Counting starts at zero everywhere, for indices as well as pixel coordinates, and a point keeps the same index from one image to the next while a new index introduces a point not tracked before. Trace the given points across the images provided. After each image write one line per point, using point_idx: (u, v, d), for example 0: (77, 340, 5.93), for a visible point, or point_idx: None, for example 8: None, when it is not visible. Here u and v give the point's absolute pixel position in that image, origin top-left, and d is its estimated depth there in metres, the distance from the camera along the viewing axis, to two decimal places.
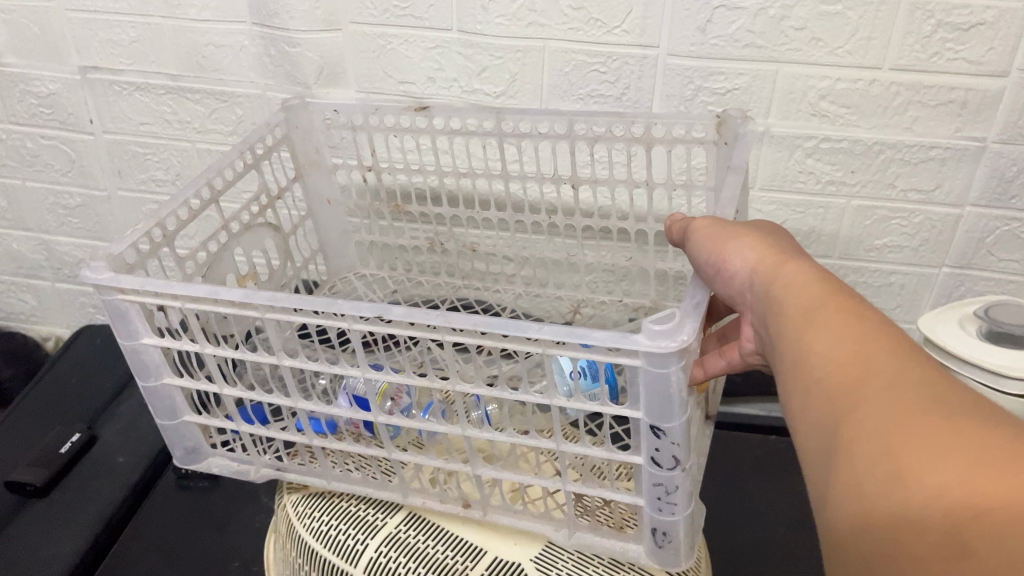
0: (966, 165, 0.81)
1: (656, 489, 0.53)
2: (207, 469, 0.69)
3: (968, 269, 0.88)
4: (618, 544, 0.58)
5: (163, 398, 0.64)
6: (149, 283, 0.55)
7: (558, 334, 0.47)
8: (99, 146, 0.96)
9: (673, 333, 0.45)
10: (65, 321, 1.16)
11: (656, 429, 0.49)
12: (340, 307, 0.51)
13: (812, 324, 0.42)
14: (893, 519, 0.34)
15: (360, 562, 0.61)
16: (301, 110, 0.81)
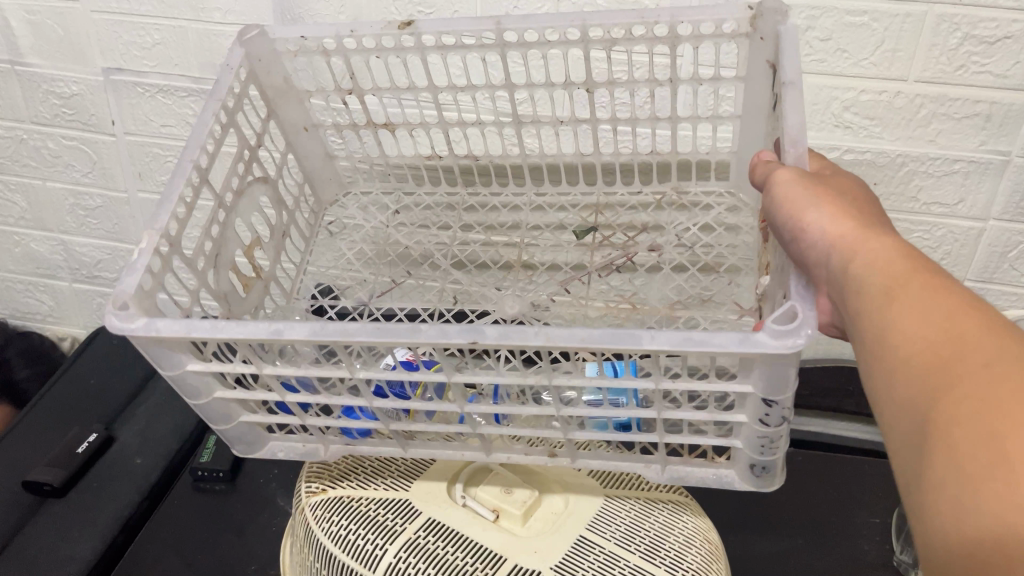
0: (990, 179, 0.80)
1: (760, 438, 0.55)
2: (270, 456, 0.68)
3: (989, 282, 0.89)
4: (712, 473, 0.61)
5: (218, 410, 0.62)
6: (194, 326, 0.52)
7: (679, 343, 0.47)
8: (121, 148, 0.96)
9: (794, 333, 0.46)
10: (83, 321, 1.17)
11: (768, 402, 0.51)
12: (426, 334, 0.50)
13: (899, 297, 0.41)
14: (994, 501, 0.32)
15: (379, 567, 0.61)
16: (262, 39, 0.73)
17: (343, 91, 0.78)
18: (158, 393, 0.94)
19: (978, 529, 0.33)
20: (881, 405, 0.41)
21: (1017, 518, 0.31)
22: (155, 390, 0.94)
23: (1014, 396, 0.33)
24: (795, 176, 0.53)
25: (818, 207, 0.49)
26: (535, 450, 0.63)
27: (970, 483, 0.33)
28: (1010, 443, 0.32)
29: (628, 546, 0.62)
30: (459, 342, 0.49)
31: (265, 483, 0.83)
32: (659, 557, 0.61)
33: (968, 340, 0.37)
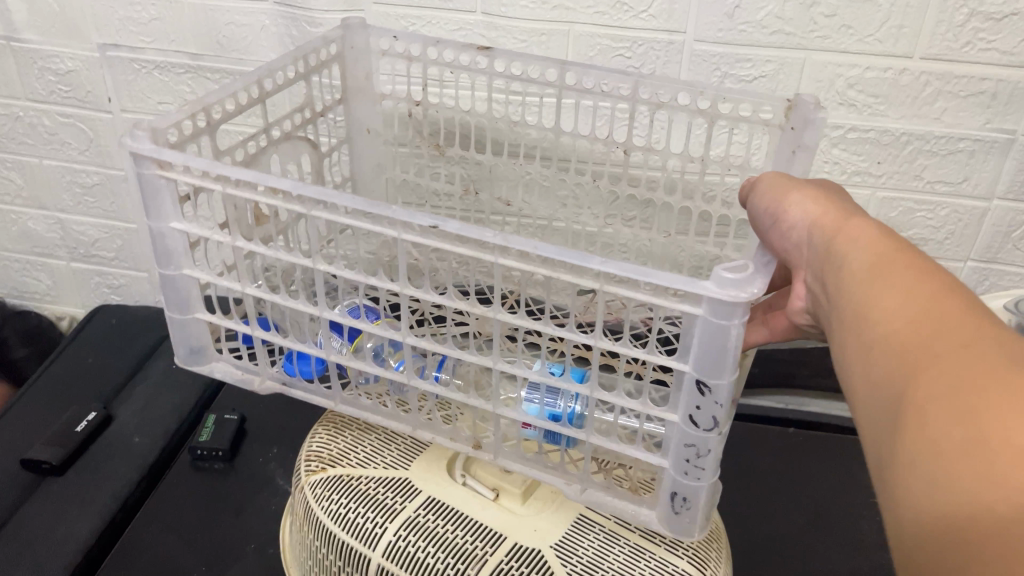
0: (995, 158, 0.79)
1: (687, 450, 0.53)
2: (209, 372, 0.68)
3: (993, 263, 0.87)
4: (631, 506, 0.59)
5: (181, 288, 0.63)
6: (191, 161, 0.55)
7: (627, 269, 0.46)
8: (117, 125, 0.95)
9: (744, 283, 0.45)
10: (80, 300, 1.15)
11: (700, 385, 0.49)
12: (395, 210, 0.51)
13: (878, 279, 0.40)
14: (972, 477, 0.31)
15: (379, 546, 0.61)
16: (360, 30, 0.77)
17: (412, 102, 0.80)
18: (155, 374, 0.93)
19: (955, 508, 0.32)
20: (857, 389, 0.40)
21: (992, 494, 0.30)
22: (152, 371, 0.94)
23: (991, 371, 0.33)
24: (779, 175, 0.53)
25: (796, 201, 0.49)
26: (461, 439, 0.62)
27: (947, 461, 0.32)
28: (988, 418, 0.32)
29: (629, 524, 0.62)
30: (422, 223, 0.50)
31: (263, 463, 0.83)
32: (660, 536, 0.61)
33: (943, 319, 0.36)
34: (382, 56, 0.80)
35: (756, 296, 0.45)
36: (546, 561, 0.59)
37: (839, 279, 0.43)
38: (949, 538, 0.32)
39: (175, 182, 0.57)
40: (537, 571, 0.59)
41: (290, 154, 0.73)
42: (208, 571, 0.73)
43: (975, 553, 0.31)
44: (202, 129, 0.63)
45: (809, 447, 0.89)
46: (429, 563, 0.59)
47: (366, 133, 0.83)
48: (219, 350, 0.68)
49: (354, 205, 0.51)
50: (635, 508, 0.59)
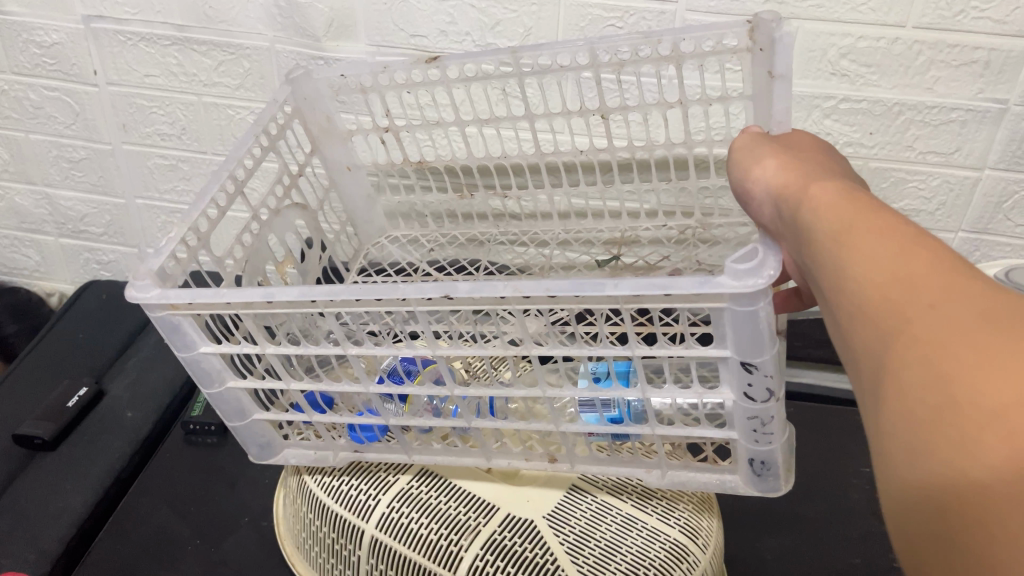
0: (987, 128, 0.79)
1: (751, 422, 0.53)
2: (285, 461, 0.67)
3: (984, 233, 0.87)
4: (715, 476, 0.60)
5: (230, 401, 0.62)
6: (199, 294, 0.53)
7: (647, 286, 0.46)
8: (104, 98, 0.94)
9: (759, 268, 0.45)
10: (71, 276, 1.15)
11: (747, 364, 0.49)
12: (403, 292, 0.50)
13: (840, 240, 0.39)
14: (946, 444, 0.31)
15: (372, 517, 0.61)
16: (306, 81, 0.77)
17: (380, 129, 0.81)
18: (147, 349, 0.93)
19: (936, 478, 0.31)
20: (847, 359, 0.39)
21: (965, 461, 0.30)
22: (144, 347, 0.94)
23: (956, 335, 0.32)
24: (746, 142, 0.53)
25: (766, 168, 0.49)
26: (535, 455, 0.62)
27: (926, 431, 0.32)
28: (957, 386, 0.31)
29: (620, 494, 0.62)
30: (436, 298, 0.49)
31: None
32: (651, 505, 0.61)
33: (902, 280, 0.35)
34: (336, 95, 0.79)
35: (773, 278, 0.44)
36: (537, 531, 0.59)
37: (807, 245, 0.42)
38: (933, 508, 0.32)
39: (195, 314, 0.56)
40: (530, 540, 0.59)
41: (285, 226, 0.76)
42: (203, 542, 0.73)
43: (960, 520, 0.31)
44: (196, 247, 0.63)
45: (800, 417, 0.90)
46: (423, 534, 0.59)
47: (350, 170, 0.85)
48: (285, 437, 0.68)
49: (364, 295, 0.50)
50: (720, 476, 0.59)
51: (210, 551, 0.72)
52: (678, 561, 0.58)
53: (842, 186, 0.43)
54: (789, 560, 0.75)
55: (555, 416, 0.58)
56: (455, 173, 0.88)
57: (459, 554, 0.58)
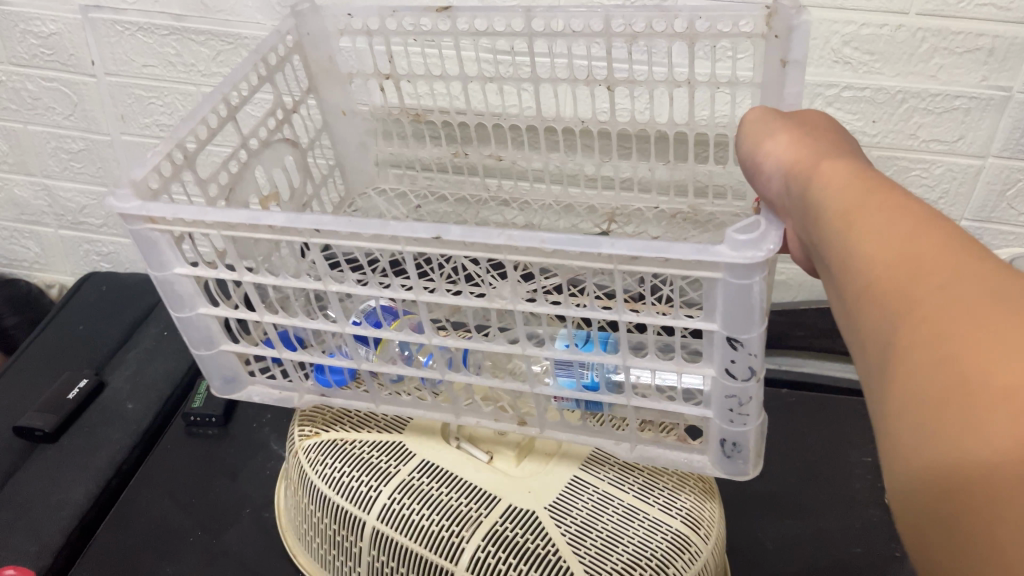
0: (990, 116, 0.78)
1: (728, 401, 0.53)
2: (247, 397, 0.70)
3: (987, 222, 0.86)
4: (682, 454, 0.60)
5: (198, 328, 0.63)
6: (179, 211, 0.53)
7: (643, 248, 0.46)
8: (102, 89, 0.93)
9: (758, 243, 0.44)
10: (70, 268, 1.14)
11: (733, 341, 0.49)
12: (393, 229, 0.50)
13: (849, 218, 0.39)
14: (951, 425, 0.31)
15: (373, 509, 0.61)
16: (313, 16, 0.76)
17: (382, 75, 0.80)
18: (148, 340, 0.93)
19: (939, 459, 0.31)
20: (851, 338, 0.39)
21: (970, 442, 0.30)
22: (144, 338, 0.94)
23: (967, 312, 0.32)
24: (761, 114, 0.52)
25: (778, 144, 0.48)
26: (506, 416, 0.64)
27: (931, 411, 0.32)
28: (965, 367, 0.31)
29: (622, 485, 0.62)
30: (424, 238, 0.49)
31: (259, 428, 0.83)
32: (653, 496, 0.61)
33: (912, 259, 0.35)
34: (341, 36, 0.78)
35: (772, 253, 0.44)
36: (540, 522, 0.59)
37: (816, 222, 0.42)
38: (935, 489, 0.32)
39: (171, 233, 0.56)
40: (532, 531, 0.59)
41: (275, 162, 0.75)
42: (204, 534, 0.73)
43: (963, 503, 0.30)
44: (183, 164, 0.63)
45: (801, 406, 0.90)
46: (425, 526, 0.59)
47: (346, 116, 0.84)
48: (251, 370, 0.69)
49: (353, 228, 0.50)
50: (688, 455, 0.60)
51: (212, 542, 0.72)
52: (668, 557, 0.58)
53: (853, 163, 0.43)
54: (790, 550, 0.75)
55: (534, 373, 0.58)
56: (437, 147, 0.86)
57: (461, 545, 0.58)
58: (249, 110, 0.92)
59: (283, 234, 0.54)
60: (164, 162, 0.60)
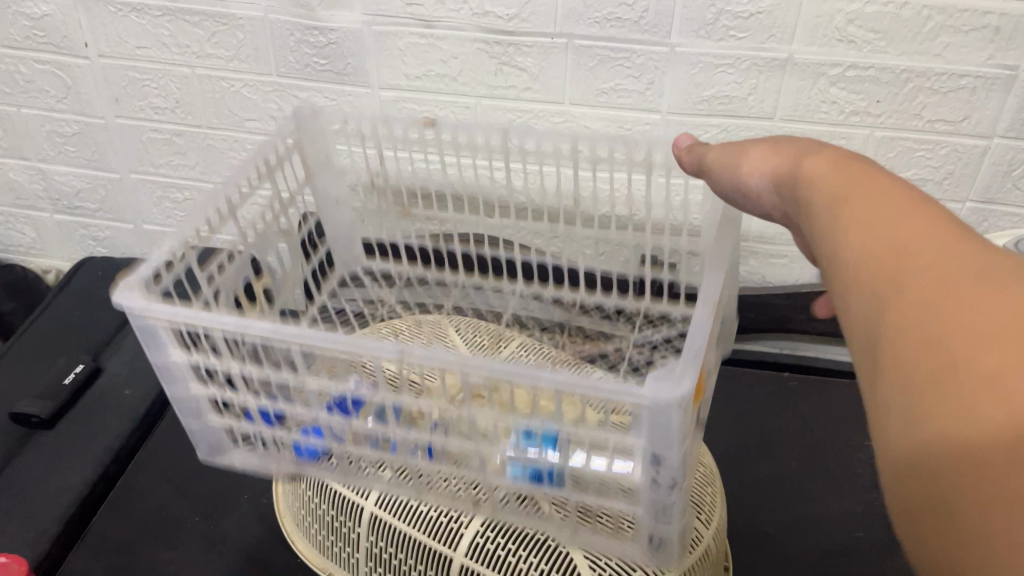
0: (997, 95, 0.77)
1: (654, 505, 0.53)
2: (231, 463, 0.71)
3: (992, 203, 0.85)
4: (616, 545, 0.57)
5: (190, 405, 0.65)
6: (179, 313, 0.55)
7: (569, 384, 0.48)
8: (96, 71, 0.92)
9: (677, 386, 0.46)
10: (66, 253, 1.13)
11: (660, 461, 0.50)
12: (368, 345, 0.51)
13: (838, 212, 0.39)
14: (942, 406, 0.30)
15: (372, 494, 0.61)
16: None
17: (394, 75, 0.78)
18: None
19: (930, 443, 0.30)
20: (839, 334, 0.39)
21: (963, 423, 0.29)
22: None
23: (961, 294, 0.31)
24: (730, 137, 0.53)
25: (754, 159, 0.49)
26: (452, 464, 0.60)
27: (920, 394, 0.31)
28: (956, 347, 0.30)
29: None
30: (394, 357, 0.51)
31: None
32: None
33: (902, 248, 0.35)
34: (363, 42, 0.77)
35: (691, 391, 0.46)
36: (540, 505, 0.58)
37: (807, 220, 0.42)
38: (925, 475, 0.31)
39: (172, 328, 0.58)
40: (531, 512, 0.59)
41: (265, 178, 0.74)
42: (203, 520, 0.72)
43: (957, 489, 0.29)
44: None
45: (803, 390, 0.89)
46: (423, 510, 0.59)
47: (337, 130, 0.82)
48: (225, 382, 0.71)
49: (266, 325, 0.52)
50: (620, 547, 0.57)
51: (211, 529, 0.72)
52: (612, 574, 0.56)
53: (837, 159, 0.43)
54: (793, 534, 0.74)
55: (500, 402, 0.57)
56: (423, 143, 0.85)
57: (459, 530, 0.58)
58: (230, 73, 0.89)
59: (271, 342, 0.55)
60: None
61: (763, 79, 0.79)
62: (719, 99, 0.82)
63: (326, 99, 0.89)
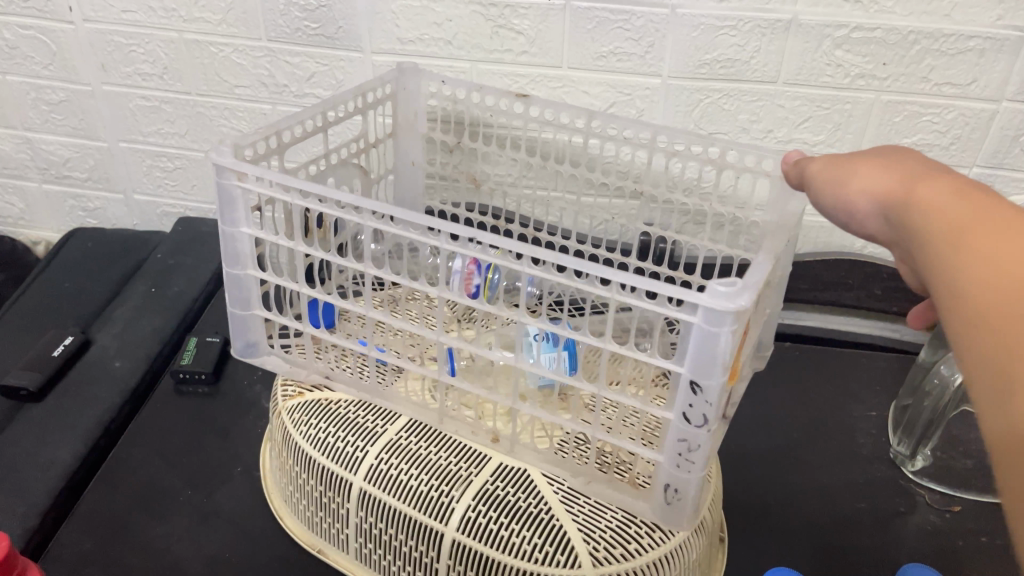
0: (1006, 56, 0.75)
1: (678, 445, 0.54)
2: (263, 365, 0.71)
3: (1000, 169, 0.82)
4: (629, 499, 0.60)
5: (241, 287, 0.65)
6: (267, 174, 0.57)
7: (636, 279, 0.47)
8: (80, 36, 0.90)
9: (733, 295, 0.46)
10: (54, 225, 1.10)
11: (695, 383, 0.50)
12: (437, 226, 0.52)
13: (974, 247, 0.36)
14: None
15: (360, 469, 0.61)
16: (413, 73, 0.77)
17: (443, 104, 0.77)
18: (134, 298, 0.91)
19: None
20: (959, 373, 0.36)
21: None
22: (131, 297, 0.91)
23: None
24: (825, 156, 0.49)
25: (861, 174, 0.44)
26: (480, 431, 0.64)
27: None
28: None
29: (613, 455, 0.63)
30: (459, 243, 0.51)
31: (249, 386, 0.82)
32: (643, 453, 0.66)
33: None
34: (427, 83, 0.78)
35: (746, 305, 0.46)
36: (536, 485, 0.61)
37: (926, 251, 0.38)
38: None
39: (249, 191, 0.59)
40: (523, 490, 0.60)
41: (343, 180, 0.73)
42: (195, 493, 0.71)
43: None
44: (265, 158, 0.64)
45: (806, 362, 0.88)
46: (413, 485, 0.60)
47: (411, 166, 0.82)
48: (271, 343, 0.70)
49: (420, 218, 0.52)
50: (631, 501, 0.60)
51: (203, 502, 0.71)
52: (626, 539, 0.58)
53: (959, 184, 0.39)
54: (794, 505, 0.73)
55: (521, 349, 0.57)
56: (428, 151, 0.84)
57: (450, 506, 0.59)
58: (222, 37, 0.87)
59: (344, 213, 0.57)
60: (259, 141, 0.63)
61: (765, 43, 0.77)
62: (721, 63, 0.79)
63: (318, 65, 0.86)
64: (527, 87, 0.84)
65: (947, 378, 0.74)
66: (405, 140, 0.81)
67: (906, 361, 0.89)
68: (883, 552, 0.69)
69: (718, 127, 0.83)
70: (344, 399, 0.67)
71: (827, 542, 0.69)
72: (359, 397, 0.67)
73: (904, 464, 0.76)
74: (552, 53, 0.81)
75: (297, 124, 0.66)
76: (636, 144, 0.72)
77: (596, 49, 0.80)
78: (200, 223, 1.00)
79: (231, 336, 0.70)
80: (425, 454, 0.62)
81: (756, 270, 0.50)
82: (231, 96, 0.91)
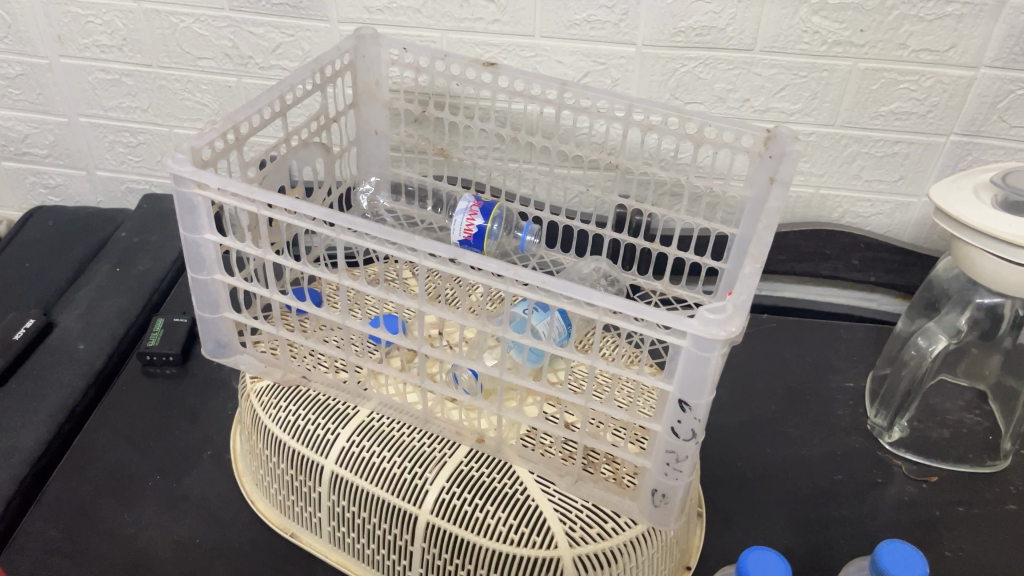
0: (984, 23, 0.74)
1: (667, 454, 0.53)
2: (236, 366, 0.67)
3: (977, 137, 0.81)
4: (616, 499, 0.58)
5: (209, 291, 0.63)
6: (229, 185, 0.55)
7: (625, 306, 0.47)
8: (35, 7, 0.87)
9: (725, 322, 0.46)
10: (16, 203, 1.07)
11: (683, 402, 0.50)
12: (416, 242, 0.52)
13: None
14: None
15: (331, 453, 0.60)
16: (372, 40, 0.74)
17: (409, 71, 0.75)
18: (99, 279, 0.88)
19: None
20: None
21: None
22: (95, 277, 0.88)
23: None
24: None
25: None
26: (465, 432, 0.61)
27: None
28: None
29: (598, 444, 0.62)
30: (440, 256, 0.51)
31: (218, 366, 0.80)
32: None
33: None
34: (390, 57, 0.76)
35: (735, 335, 0.45)
36: (512, 474, 0.59)
37: None
38: None
39: (213, 200, 0.57)
40: (498, 472, 0.59)
41: (306, 161, 0.72)
42: (163, 478, 0.70)
43: None
44: (231, 145, 0.62)
45: (782, 334, 0.88)
46: (386, 467, 0.59)
47: (375, 136, 0.80)
48: (243, 341, 0.67)
49: (397, 237, 0.52)
50: (618, 501, 0.58)
51: (172, 487, 0.69)
52: (603, 519, 0.57)
53: None
54: (771, 478, 0.72)
55: (505, 360, 0.56)
56: (396, 128, 0.82)
57: (424, 487, 0.58)
58: (183, 7, 0.84)
59: (315, 225, 0.55)
60: (218, 138, 0.61)
61: (741, 10, 0.76)
62: (696, 31, 0.77)
63: (284, 35, 0.84)
64: (499, 57, 0.82)
65: (925, 350, 0.72)
66: (369, 108, 0.78)
67: (883, 331, 0.88)
68: (860, 524, 0.69)
69: (694, 96, 0.81)
70: (317, 400, 0.64)
71: (805, 515, 0.69)
72: (328, 393, 0.64)
73: (882, 435, 0.76)
74: (524, 22, 0.79)
75: (255, 114, 0.64)
76: (607, 116, 0.70)
77: (568, 17, 0.78)
78: (165, 200, 0.97)
79: (201, 338, 0.67)
80: (402, 449, 0.60)
81: (744, 280, 0.49)
82: (193, 67, 0.88)
